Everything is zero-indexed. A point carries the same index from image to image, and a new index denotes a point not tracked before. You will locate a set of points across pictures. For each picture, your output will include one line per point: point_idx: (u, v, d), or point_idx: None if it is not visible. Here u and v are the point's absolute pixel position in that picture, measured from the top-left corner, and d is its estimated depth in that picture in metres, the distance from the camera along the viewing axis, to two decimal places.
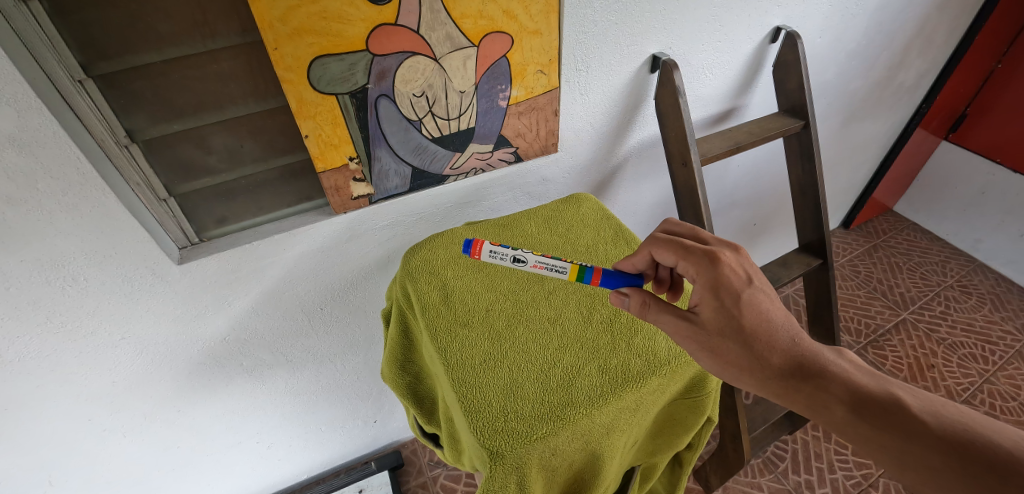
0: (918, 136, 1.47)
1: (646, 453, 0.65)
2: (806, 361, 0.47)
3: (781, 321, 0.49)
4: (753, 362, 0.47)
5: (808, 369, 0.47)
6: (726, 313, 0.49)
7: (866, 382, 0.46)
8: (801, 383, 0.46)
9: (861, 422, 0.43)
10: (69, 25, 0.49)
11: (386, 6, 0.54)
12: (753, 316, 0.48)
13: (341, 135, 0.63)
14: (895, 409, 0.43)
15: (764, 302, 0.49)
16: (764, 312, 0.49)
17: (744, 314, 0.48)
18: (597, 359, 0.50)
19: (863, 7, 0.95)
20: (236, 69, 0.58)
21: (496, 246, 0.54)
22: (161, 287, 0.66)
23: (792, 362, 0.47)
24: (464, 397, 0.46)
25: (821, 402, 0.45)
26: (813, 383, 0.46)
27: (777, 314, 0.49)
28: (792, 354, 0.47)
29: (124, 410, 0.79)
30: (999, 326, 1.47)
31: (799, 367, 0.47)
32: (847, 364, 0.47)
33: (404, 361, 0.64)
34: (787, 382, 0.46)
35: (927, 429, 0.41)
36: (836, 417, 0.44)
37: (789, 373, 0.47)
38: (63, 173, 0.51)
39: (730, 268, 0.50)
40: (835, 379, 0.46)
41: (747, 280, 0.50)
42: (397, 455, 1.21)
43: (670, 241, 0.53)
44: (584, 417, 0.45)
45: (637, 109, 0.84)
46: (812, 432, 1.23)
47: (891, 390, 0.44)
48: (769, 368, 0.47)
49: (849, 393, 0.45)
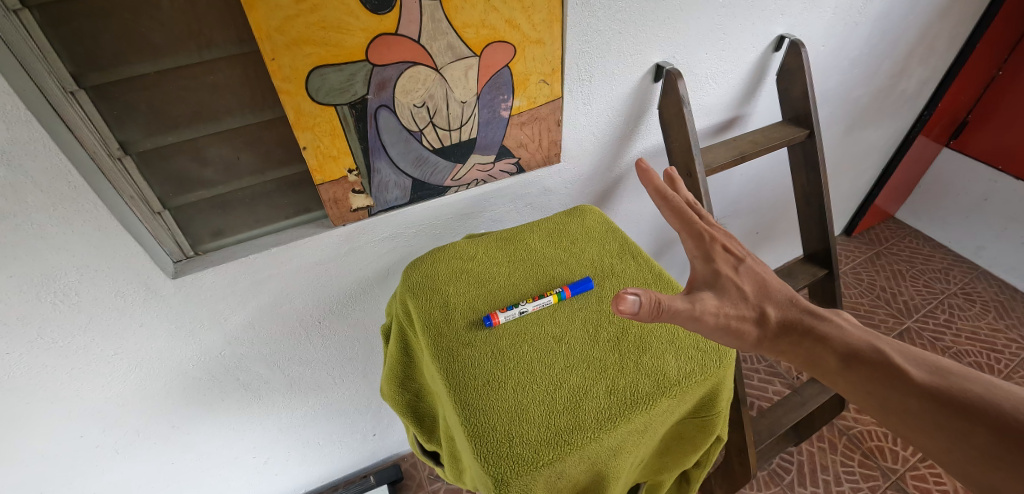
0: (919, 143, 1.47)
1: (653, 471, 0.63)
2: (805, 318, 0.49)
3: (778, 286, 0.52)
4: (760, 329, 0.48)
5: (808, 325, 0.49)
6: (730, 281, 0.50)
7: (856, 336, 0.48)
8: (801, 337, 0.48)
9: (852, 371, 0.45)
10: (60, 36, 0.48)
11: (387, 16, 0.53)
12: (751, 283, 0.51)
13: (340, 146, 0.61)
14: (883, 361, 0.45)
15: (758, 269, 0.52)
16: (760, 276, 0.52)
17: (743, 282, 0.50)
18: (604, 379, 0.47)
19: (866, 14, 0.94)
20: (232, 80, 0.57)
21: (507, 310, 0.54)
22: (154, 301, 0.65)
23: (792, 319, 0.49)
24: (469, 420, 0.45)
25: (816, 355, 0.47)
26: (812, 337, 0.48)
27: (774, 282, 0.52)
28: (793, 311, 0.50)
29: (116, 427, 0.77)
30: (1005, 334, 1.45)
31: (800, 323, 0.49)
32: (842, 320, 0.49)
33: (404, 378, 0.61)
34: (788, 336, 0.48)
35: (908, 375, 0.44)
36: (830, 368, 0.46)
37: (785, 331, 0.48)
38: (54, 186, 0.49)
39: (723, 236, 0.53)
40: (831, 334, 0.48)
41: (738, 258, 0.52)
42: (397, 469, 1.18)
43: (668, 204, 0.55)
44: (591, 441, 0.43)
45: (640, 119, 0.83)
46: (816, 443, 1.22)
47: (879, 344, 0.47)
48: (771, 328, 0.49)
49: (844, 347, 0.47)
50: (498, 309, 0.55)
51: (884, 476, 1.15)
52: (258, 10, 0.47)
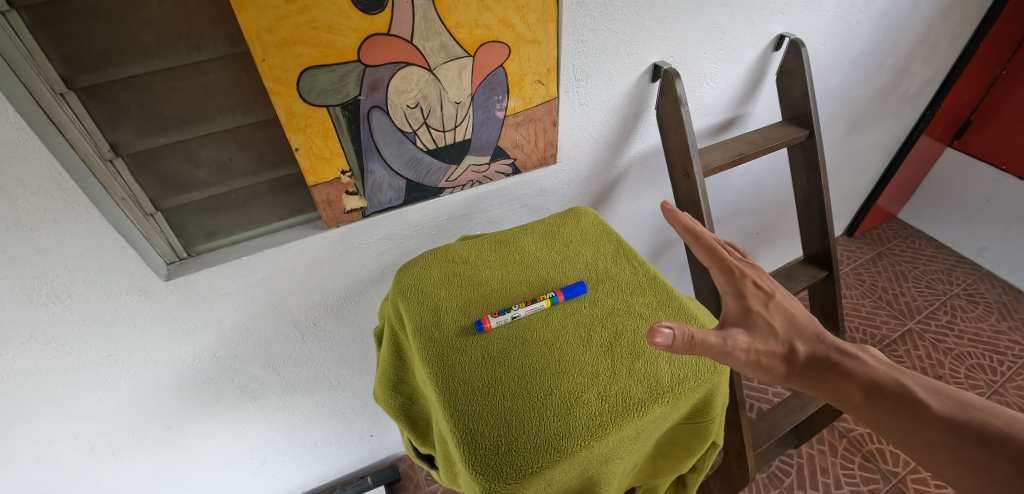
0: (923, 143, 1.45)
1: (647, 475, 0.63)
2: (830, 353, 0.49)
3: (809, 321, 0.51)
4: (789, 365, 0.48)
5: (833, 359, 0.48)
6: (760, 317, 0.50)
7: (880, 371, 0.47)
8: (825, 373, 0.47)
9: (876, 406, 0.45)
10: (49, 37, 0.47)
11: (379, 16, 0.52)
12: (781, 318, 0.50)
13: (333, 147, 0.61)
14: (905, 396, 0.45)
15: (789, 305, 0.51)
16: (791, 311, 0.51)
17: (772, 316, 0.50)
18: (596, 385, 0.47)
19: (868, 13, 0.93)
20: (223, 81, 0.57)
21: (499, 314, 0.53)
22: (147, 303, 0.64)
23: (818, 354, 0.49)
24: (458, 427, 0.44)
25: (841, 390, 0.47)
26: (838, 373, 0.47)
27: (802, 316, 0.51)
28: (819, 346, 0.49)
29: (111, 428, 0.77)
30: (1008, 336, 1.43)
31: (825, 358, 0.48)
32: (866, 354, 0.49)
33: (396, 382, 0.61)
34: (813, 371, 0.48)
35: (931, 410, 0.43)
36: (855, 402, 0.46)
37: (813, 368, 0.48)
38: (44, 188, 0.49)
39: (753, 271, 0.53)
40: (854, 368, 0.47)
41: (769, 293, 0.52)
42: (394, 469, 1.18)
43: (697, 239, 0.55)
44: (581, 449, 0.42)
45: (637, 119, 0.82)
46: (817, 445, 1.21)
47: (902, 379, 0.46)
48: (800, 364, 0.48)
49: (867, 382, 0.46)
50: (489, 313, 0.54)
51: (884, 479, 1.14)
52: (248, 11, 0.47)
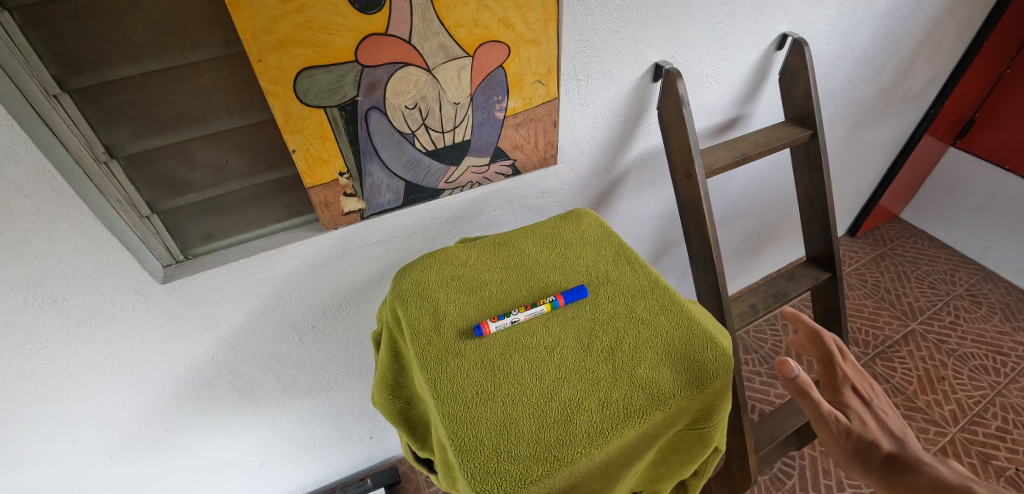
0: (926, 142, 1.44)
1: (648, 480, 0.62)
2: (903, 459, 0.54)
3: (902, 432, 0.58)
4: (869, 460, 0.56)
5: (904, 464, 0.54)
6: (852, 412, 0.60)
7: (952, 478, 0.50)
8: (897, 476, 0.53)
9: None
10: (42, 38, 0.46)
11: (376, 16, 0.51)
12: (868, 418, 0.59)
13: (330, 149, 0.60)
14: None
15: (883, 412, 0.60)
16: (884, 416, 0.60)
17: (859, 414, 0.60)
18: (597, 392, 0.46)
19: (871, 11, 0.92)
20: (218, 81, 0.56)
21: (498, 319, 0.53)
22: (144, 307, 0.64)
23: (891, 457, 0.55)
24: (457, 435, 0.43)
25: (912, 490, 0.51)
26: (911, 475, 0.52)
27: (892, 425, 0.59)
28: (896, 451, 0.55)
29: (109, 432, 0.76)
30: (1011, 337, 1.42)
31: (898, 461, 0.54)
32: (944, 467, 0.52)
33: (395, 386, 0.60)
34: (884, 468, 0.54)
35: None
36: None
37: (890, 462, 0.55)
38: (38, 191, 0.48)
39: (856, 377, 0.63)
40: (925, 473, 0.52)
41: (866, 399, 0.62)
42: (394, 471, 1.18)
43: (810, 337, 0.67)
44: (582, 457, 0.42)
45: (638, 120, 0.82)
46: (819, 447, 1.20)
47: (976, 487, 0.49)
48: (877, 459, 0.55)
49: (934, 484, 0.50)
50: (488, 318, 0.54)
51: None
52: (243, 11, 0.46)
